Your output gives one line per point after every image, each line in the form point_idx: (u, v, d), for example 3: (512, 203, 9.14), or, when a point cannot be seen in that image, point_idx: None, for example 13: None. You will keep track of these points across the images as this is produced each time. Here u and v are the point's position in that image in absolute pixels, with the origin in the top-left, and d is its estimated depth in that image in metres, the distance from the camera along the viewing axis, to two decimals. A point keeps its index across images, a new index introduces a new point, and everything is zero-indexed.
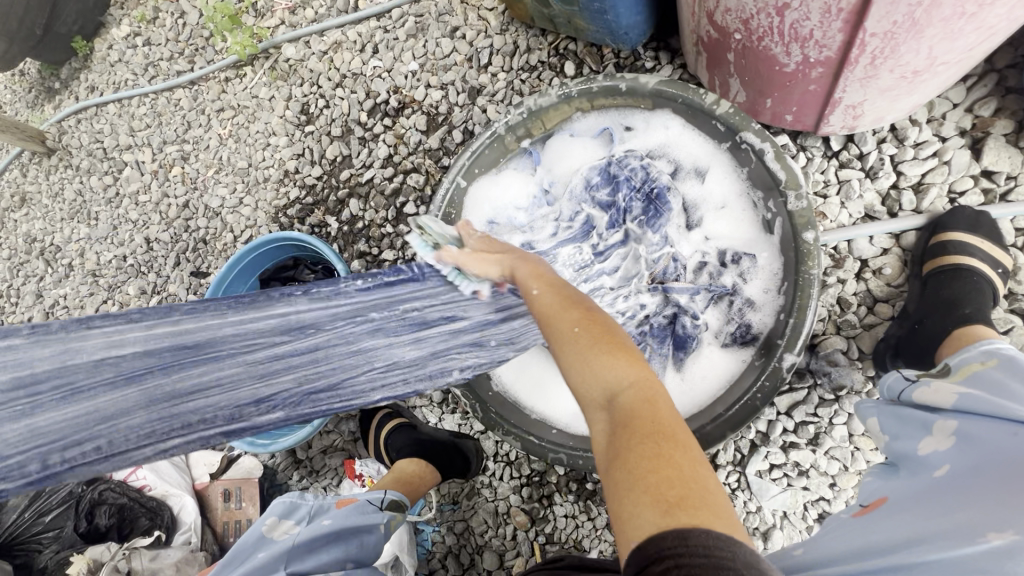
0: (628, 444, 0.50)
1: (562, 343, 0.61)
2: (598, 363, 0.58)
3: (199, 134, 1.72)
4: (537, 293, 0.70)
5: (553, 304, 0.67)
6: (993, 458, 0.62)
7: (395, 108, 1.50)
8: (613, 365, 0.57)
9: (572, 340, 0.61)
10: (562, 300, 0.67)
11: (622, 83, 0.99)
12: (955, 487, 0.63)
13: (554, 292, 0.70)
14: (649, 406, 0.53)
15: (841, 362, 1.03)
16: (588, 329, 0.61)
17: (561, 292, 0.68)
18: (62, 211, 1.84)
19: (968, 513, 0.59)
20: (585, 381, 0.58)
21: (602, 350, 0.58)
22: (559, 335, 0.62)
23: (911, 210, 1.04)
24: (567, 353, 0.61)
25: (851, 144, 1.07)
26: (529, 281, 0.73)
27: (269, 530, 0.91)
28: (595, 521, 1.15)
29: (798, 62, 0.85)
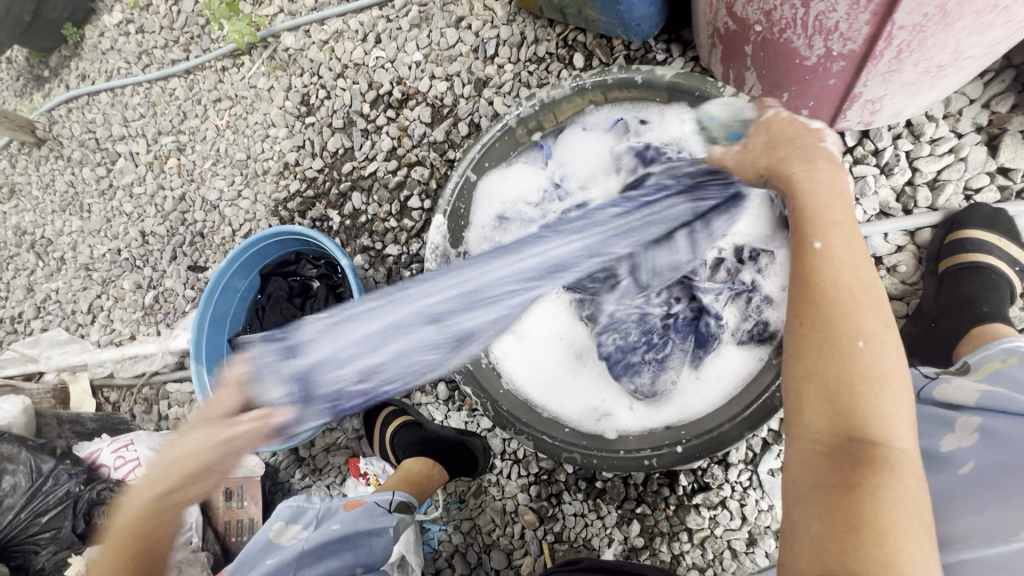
0: (865, 496, 0.44)
1: (845, 351, 0.49)
2: (881, 395, 0.47)
3: (195, 125, 1.68)
4: (823, 248, 0.52)
5: (839, 278, 0.51)
6: (1019, 454, 0.61)
7: (398, 100, 1.47)
8: (893, 411, 0.47)
9: (850, 353, 0.49)
10: (854, 281, 0.51)
11: (638, 75, 0.98)
12: (982, 485, 0.62)
13: (855, 255, 0.52)
14: (900, 477, 0.45)
15: None
16: (882, 355, 0.48)
17: (861, 266, 0.52)
18: (54, 203, 1.79)
19: (999, 512, 0.59)
20: (856, 393, 0.48)
21: (904, 400, 0.48)
22: (847, 330, 0.49)
23: (926, 207, 1.03)
24: (840, 354, 0.49)
25: (866, 139, 1.05)
26: (820, 214, 0.54)
27: (276, 535, 0.88)
28: (604, 519, 1.14)
29: (819, 55, 0.83)
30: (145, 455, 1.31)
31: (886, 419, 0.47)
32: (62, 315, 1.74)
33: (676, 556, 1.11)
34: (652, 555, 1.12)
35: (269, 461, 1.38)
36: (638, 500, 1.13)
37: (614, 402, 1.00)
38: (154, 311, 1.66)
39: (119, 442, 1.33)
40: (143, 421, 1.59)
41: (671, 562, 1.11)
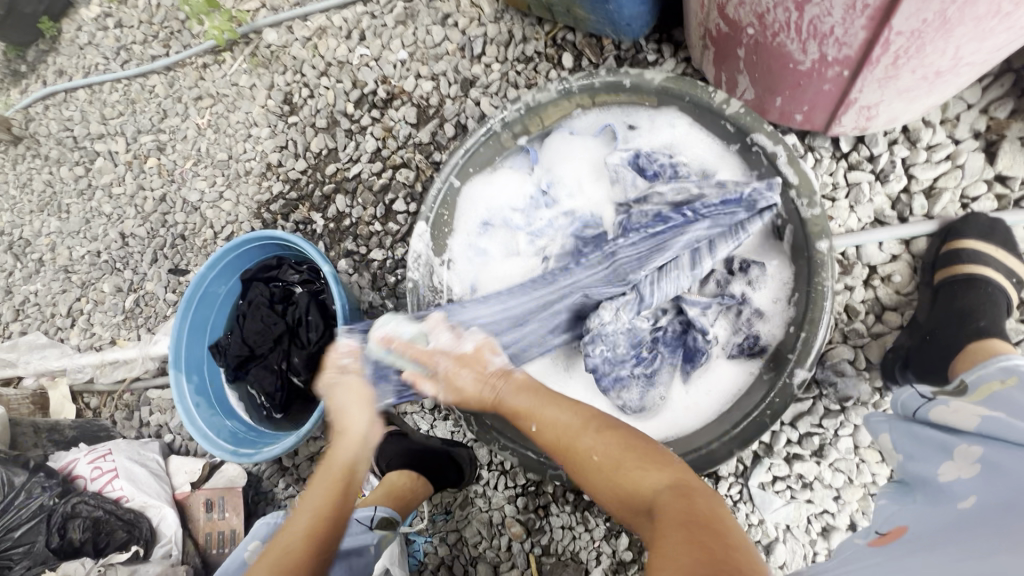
0: (674, 532, 0.56)
1: (585, 461, 0.71)
2: (636, 477, 0.66)
3: (175, 124, 1.63)
4: (537, 427, 0.79)
5: (557, 429, 0.76)
6: (1022, 490, 0.56)
7: (383, 99, 1.42)
8: (651, 476, 0.65)
9: (600, 465, 0.70)
10: (562, 439, 0.75)
11: (627, 78, 0.94)
12: (982, 523, 0.57)
13: (558, 416, 0.77)
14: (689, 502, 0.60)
15: (848, 372, 1.00)
16: (615, 442, 0.70)
17: (566, 416, 0.76)
18: (31, 203, 1.74)
19: (994, 549, 0.53)
20: (620, 488, 0.67)
21: (635, 465, 0.67)
22: (582, 454, 0.72)
23: (922, 215, 1.00)
24: (597, 474, 0.70)
25: (861, 144, 1.03)
26: (526, 412, 0.80)
27: (250, 557, 0.86)
28: (592, 532, 1.12)
29: (814, 60, 0.80)
30: (124, 465, 1.27)
31: (648, 482, 0.65)
32: (40, 318, 1.69)
33: None
34: (640, 569, 1.10)
35: (251, 471, 1.36)
36: None
37: (601, 416, 0.98)
38: (134, 315, 1.62)
39: (97, 452, 1.30)
40: (124, 428, 1.55)
41: None
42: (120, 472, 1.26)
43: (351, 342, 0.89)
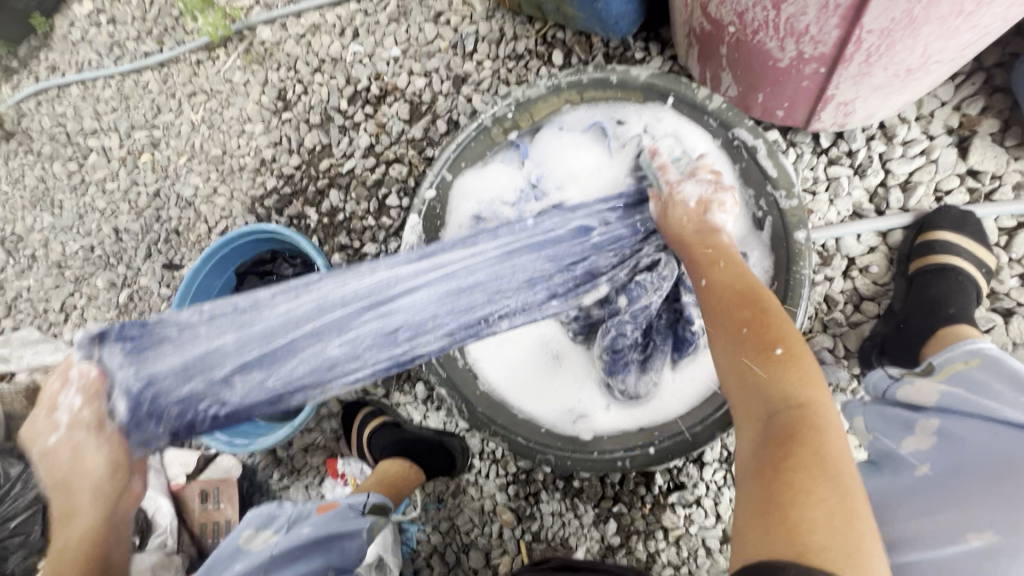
0: (802, 460, 0.55)
1: (737, 374, 0.65)
2: (783, 380, 0.62)
3: (169, 120, 1.64)
4: (705, 283, 0.76)
5: (724, 296, 0.73)
6: (965, 462, 0.65)
7: (376, 96, 1.45)
8: (788, 382, 0.61)
9: (762, 354, 0.65)
10: (745, 295, 0.72)
11: (613, 75, 0.99)
12: (933, 489, 0.66)
13: (728, 278, 0.75)
14: (821, 437, 0.57)
15: (827, 360, 1.03)
16: (767, 332, 0.67)
17: (737, 283, 0.73)
18: (24, 199, 1.75)
19: (951, 515, 0.63)
20: (757, 396, 0.63)
21: (779, 380, 0.62)
22: (779, 337, 0.65)
23: (898, 208, 1.04)
24: (737, 377, 0.65)
25: (840, 140, 1.06)
26: (702, 264, 0.78)
27: (245, 542, 0.88)
28: (581, 518, 1.15)
29: (792, 58, 0.84)
30: None
31: (791, 386, 0.61)
32: (32, 314, 1.69)
33: (652, 554, 1.11)
34: (628, 554, 1.12)
35: (246, 463, 1.37)
36: (615, 499, 1.13)
37: (590, 403, 1.00)
38: (128, 310, 1.62)
39: None
40: None
41: (646, 560, 1.11)
42: None
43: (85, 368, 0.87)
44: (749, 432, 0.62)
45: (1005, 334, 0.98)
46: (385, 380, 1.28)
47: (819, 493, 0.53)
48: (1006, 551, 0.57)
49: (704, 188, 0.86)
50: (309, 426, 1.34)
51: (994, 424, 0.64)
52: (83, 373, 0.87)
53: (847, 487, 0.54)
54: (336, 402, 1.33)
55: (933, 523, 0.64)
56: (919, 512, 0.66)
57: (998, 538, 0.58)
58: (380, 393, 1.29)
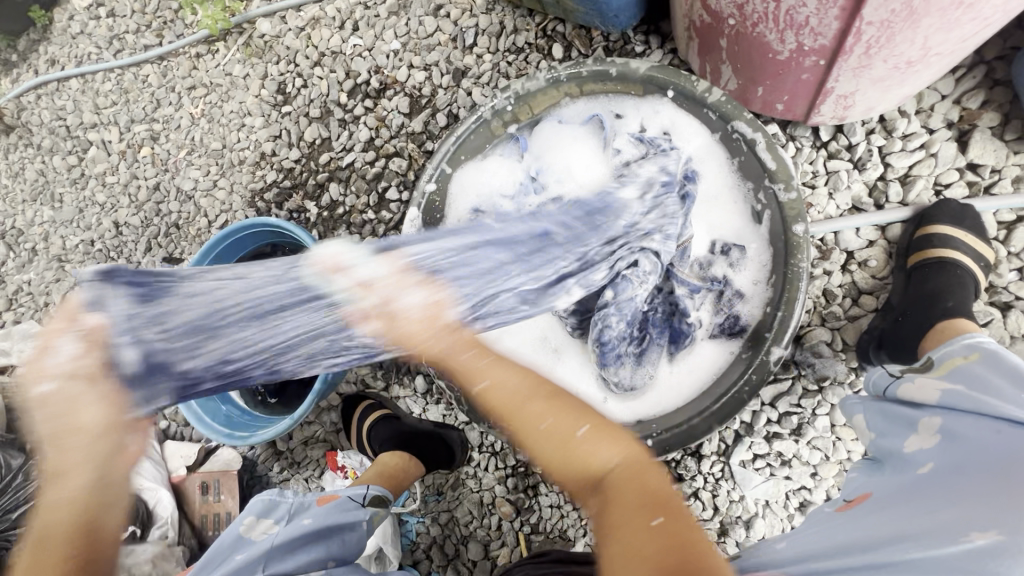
0: (625, 519, 0.54)
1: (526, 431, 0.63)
2: (592, 452, 0.60)
3: (169, 113, 1.63)
4: (488, 384, 0.67)
5: (508, 397, 0.65)
6: (976, 459, 0.63)
7: (376, 89, 1.44)
8: (604, 452, 0.60)
9: (562, 434, 0.61)
10: (536, 386, 0.66)
11: (613, 67, 0.98)
12: (939, 486, 0.64)
13: (507, 379, 0.66)
14: (643, 483, 0.57)
15: (825, 353, 1.03)
16: (560, 414, 0.63)
17: (516, 385, 0.66)
18: (24, 192, 1.75)
19: (955, 511, 0.60)
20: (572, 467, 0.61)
21: (588, 436, 0.60)
22: (567, 417, 0.62)
23: (898, 202, 1.04)
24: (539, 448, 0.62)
25: (840, 134, 1.06)
26: (470, 369, 0.68)
27: (246, 531, 0.89)
28: (579, 511, 1.15)
29: (791, 50, 0.83)
30: None
31: (600, 457, 0.60)
32: (33, 307, 1.69)
33: None
34: None
35: (246, 455, 1.38)
36: None
37: (589, 395, 1.01)
38: None
39: None
40: None
41: None
42: None
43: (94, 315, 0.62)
44: (592, 507, 0.59)
45: (1003, 327, 0.98)
46: (384, 373, 1.29)
47: (652, 532, 0.52)
48: (1011, 550, 0.53)
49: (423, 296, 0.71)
50: (308, 419, 1.34)
51: (998, 422, 0.64)
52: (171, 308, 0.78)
53: (687, 526, 0.54)
54: (336, 395, 1.34)
55: (932, 522, 0.60)
56: (923, 509, 0.63)
57: (1002, 537, 0.54)
58: (380, 386, 1.29)
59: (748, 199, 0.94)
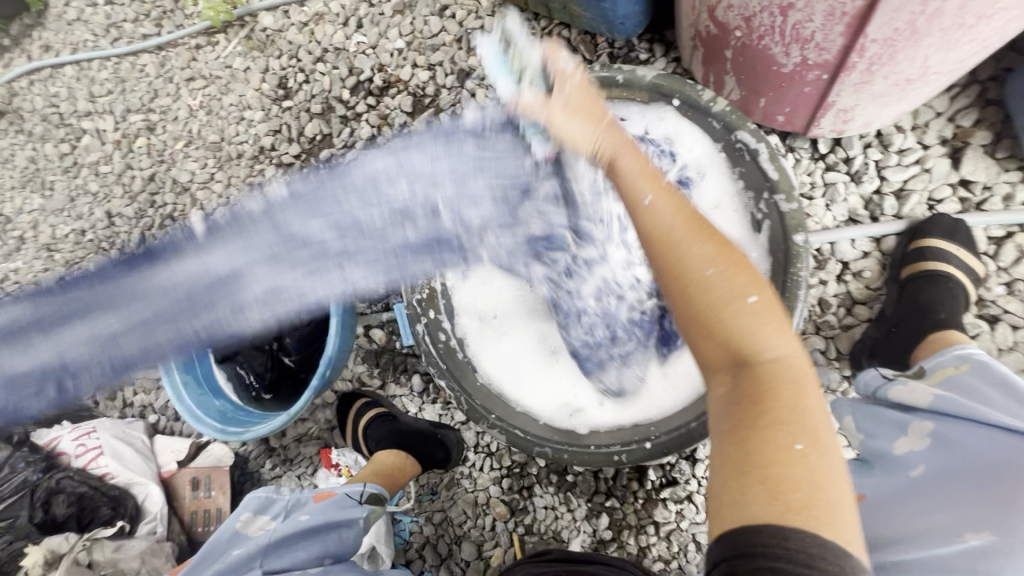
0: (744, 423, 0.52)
1: (714, 317, 0.57)
2: (751, 330, 0.56)
3: (166, 104, 1.62)
4: (651, 201, 0.66)
5: (673, 222, 0.63)
6: (970, 463, 0.64)
7: (379, 87, 1.44)
8: (760, 333, 0.56)
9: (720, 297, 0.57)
10: (689, 226, 0.63)
11: (619, 74, 0.98)
12: (935, 489, 0.65)
13: (673, 201, 0.65)
14: (793, 386, 0.53)
15: (819, 361, 1.06)
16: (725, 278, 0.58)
17: (685, 210, 0.64)
18: (13, 179, 1.71)
19: (948, 516, 0.61)
20: (726, 343, 0.57)
21: (746, 314, 0.56)
22: (742, 283, 0.58)
23: (892, 215, 1.06)
24: (690, 291, 0.59)
25: (838, 147, 1.09)
26: (635, 190, 0.67)
27: (244, 526, 0.87)
28: (574, 512, 1.16)
29: (796, 63, 0.85)
30: (109, 443, 1.28)
31: (756, 340, 0.55)
32: (21, 296, 1.66)
33: (643, 549, 1.12)
34: (619, 548, 1.13)
35: (238, 451, 1.37)
36: (608, 494, 1.15)
37: (586, 398, 1.02)
38: None
39: (81, 430, 1.30)
40: (107, 408, 1.53)
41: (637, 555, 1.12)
42: (105, 449, 1.26)
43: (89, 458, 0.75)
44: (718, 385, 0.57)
45: (991, 340, 1.01)
46: (381, 371, 1.32)
47: (785, 446, 0.49)
48: (1001, 550, 0.55)
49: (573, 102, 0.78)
50: (303, 416, 1.35)
51: (994, 428, 0.65)
52: None
53: (828, 448, 0.50)
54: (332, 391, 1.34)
55: (931, 521, 0.63)
56: (921, 511, 0.65)
57: (995, 537, 0.56)
58: (376, 384, 1.32)
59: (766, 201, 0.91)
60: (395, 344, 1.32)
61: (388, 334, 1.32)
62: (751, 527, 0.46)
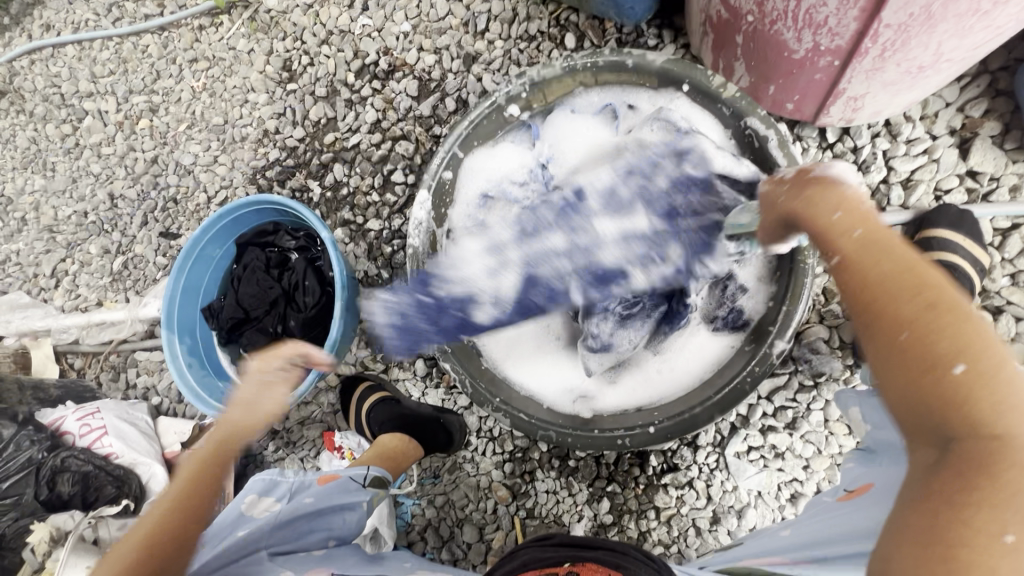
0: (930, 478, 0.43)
1: (916, 377, 0.44)
2: (925, 374, 0.44)
3: (169, 85, 1.60)
4: (854, 238, 0.52)
5: (876, 264, 0.50)
6: None
7: (384, 70, 1.43)
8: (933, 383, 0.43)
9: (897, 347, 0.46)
10: (907, 276, 0.48)
11: (629, 59, 0.98)
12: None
13: (871, 244, 0.51)
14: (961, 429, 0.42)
15: (822, 350, 1.06)
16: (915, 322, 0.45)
17: (885, 248, 0.50)
18: (15, 160, 1.70)
19: None
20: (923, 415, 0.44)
21: (914, 394, 0.44)
22: (890, 320, 0.47)
23: (898, 205, 1.06)
24: (898, 362, 0.45)
25: (846, 136, 1.09)
26: (829, 229, 0.54)
27: (248, 508, 0.86)
28: (575, 497, 1.17)
29: (808, 49, 0.84)
30: (113, 423, 1.29)
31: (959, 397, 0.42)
32: (23, 278, 1.65)
33: (643, 533, 1.13)
34: (620, 532, 1.14)
35: (241, 433, 1.38)
36: (609, 479, 1.15)
37: (590, 383, 1.01)
38: (123, 278, 1.60)
39: (85, 410, 1.31)
40: (109, 389, 1.53)
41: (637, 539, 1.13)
42: (109, 429, 1.27)
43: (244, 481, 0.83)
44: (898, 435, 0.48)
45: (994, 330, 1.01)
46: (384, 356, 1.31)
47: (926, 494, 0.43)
48: None
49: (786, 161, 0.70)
50: (306, 399, 1.35)
51: None
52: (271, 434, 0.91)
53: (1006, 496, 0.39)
54: (335, 375, 1.35)
55: None
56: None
57: None
58: (379, 368, 1.32)
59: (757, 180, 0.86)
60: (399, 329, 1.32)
61: None
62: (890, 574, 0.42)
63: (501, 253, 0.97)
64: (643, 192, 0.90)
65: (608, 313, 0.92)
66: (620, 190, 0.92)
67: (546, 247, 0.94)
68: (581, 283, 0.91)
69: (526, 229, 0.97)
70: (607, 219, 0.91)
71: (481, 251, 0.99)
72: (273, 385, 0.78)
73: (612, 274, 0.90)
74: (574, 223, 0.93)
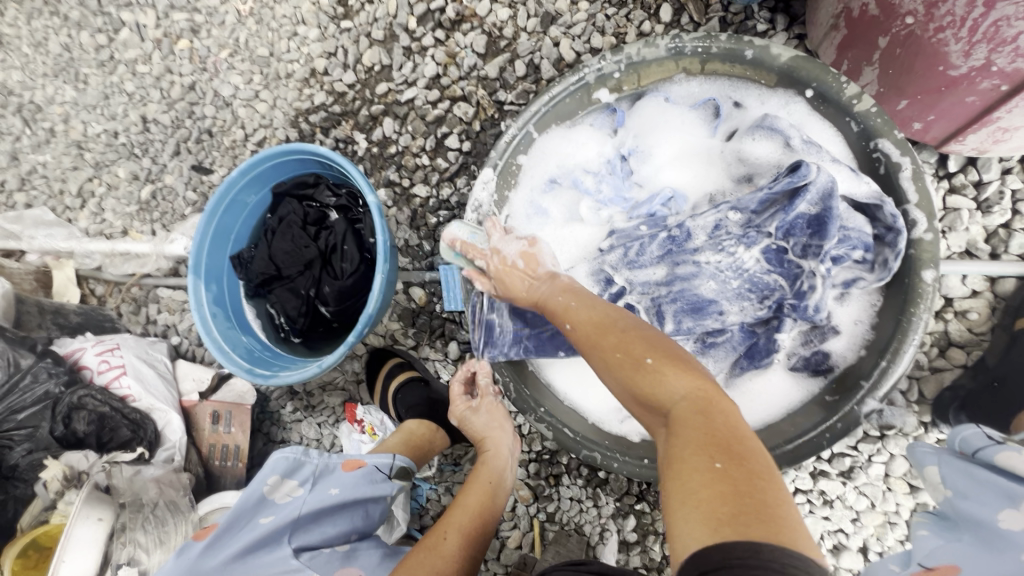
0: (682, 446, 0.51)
1: (630, 371, 0.59)
2: (656, 382, 0.56)
3: (213, 5, 1.46)
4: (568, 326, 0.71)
5: (585, 323, 0.69)
6: None
7: (451, 19, 1.28)
8: (665, 385, 0.56)
9: (629, 367, 0.59)
10: (598, 323, 0.68)
11: (749, 49, 0.85)
12: None
13: (585, 311, 0.70)
14: (708, 417, 0.52)
15: (898, 403, 0.97)
16: (629, 346, 0.61)
17: (591, 313, 0.69)
18: (45, 65, 1.58)
19: None
20: (639, 395, 0.58)
21: (645, 373, 0.58)
22: (602, 348, 0.65)
23: (1016, 255, 0.94)
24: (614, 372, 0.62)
25: (971, 167, 0.96)
26: (560, 311, 0.74)
27: (270, 488, 0.81)
28: (600, 509, 1.12)
29: (973, 67, 0.72)
30: (132, 363, 1.24)
31: (668, 388, 0.55)
32: (48, 193, 1.57)
33: (666, 556, 1.09)
34: (643, 552, 1.10)
35: (259, 389, 1.33)
36: (639, 497, 1.10)
37: None
38: (150, 209, 1.52)
39: (104, 345, 1.26)
40: (130, 322, 1.48)
41: (661, 561, 1.09)
42: (128, 369, 1.23)
43: (280, 519, 0.78)
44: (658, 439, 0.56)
45: None
46: (416, 332, 1.27)
47: (702, 467, 0.48)
48: None
49: (522, 243, 0.87)
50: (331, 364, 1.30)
51: None
52: (337, 478, 0.86)
53: (742, 458, 0.48)
54: (363, 344, 1.30)
55: None
56: None
57: None
58: (409, 344, 1.28)
59: (875, 205, 0.78)
60: (435, 307, 1.26)
61: (428, 295, 1.26)
62: (714, 557, 0.42)
63: (607, 270, 0.90)
64: (750, 223, 0.82)
65: (692, 336, 0.88)
66: (729, 224, 0.83)
67: (648, 277, 0.88)
68: (675, 311, 0.85)
69: (631, 257, 0.89)
70: (711, 251, 0.83)
71: (580, 274, 0.92)
72: (501, 463, 0.96)
73: (706, 306, 0.84)
74: (677, 255, 0.85)
